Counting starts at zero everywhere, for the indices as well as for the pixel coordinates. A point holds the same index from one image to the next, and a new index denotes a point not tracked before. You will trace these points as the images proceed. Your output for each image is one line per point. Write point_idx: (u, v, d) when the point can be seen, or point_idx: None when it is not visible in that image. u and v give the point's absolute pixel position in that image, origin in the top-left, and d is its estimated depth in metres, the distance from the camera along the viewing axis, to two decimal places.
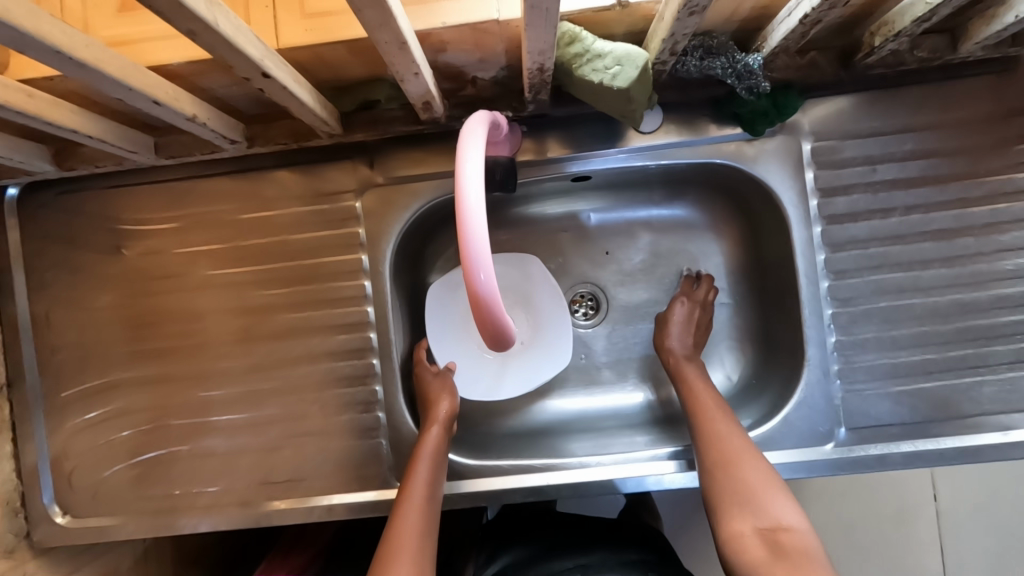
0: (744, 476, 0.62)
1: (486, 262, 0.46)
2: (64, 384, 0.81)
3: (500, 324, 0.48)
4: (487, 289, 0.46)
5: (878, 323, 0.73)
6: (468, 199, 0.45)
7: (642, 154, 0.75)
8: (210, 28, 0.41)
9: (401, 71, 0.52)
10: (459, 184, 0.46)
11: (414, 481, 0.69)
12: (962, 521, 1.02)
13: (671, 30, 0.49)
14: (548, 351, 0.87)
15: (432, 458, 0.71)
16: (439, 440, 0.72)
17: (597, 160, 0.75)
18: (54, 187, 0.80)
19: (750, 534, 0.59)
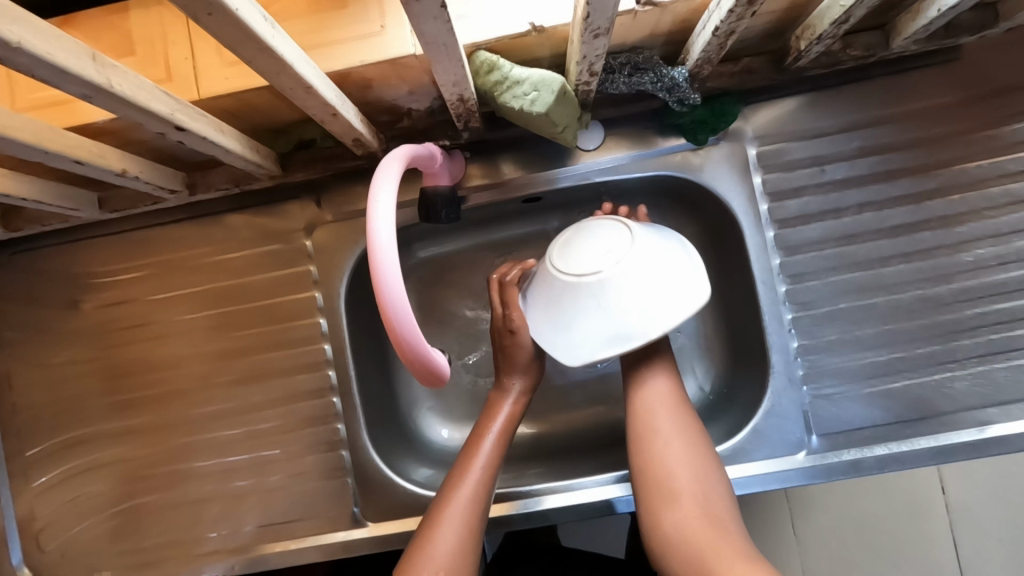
0: (681, 467, 0.60)
1: (402, 300, 0.46)
2: (28, 444, 0.81)
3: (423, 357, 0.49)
4: (405, 327, 0.46)
5: (840, 324, 0.71)
6: (382, 240, 0.46)
7: (590, 171, 0.74)
8: (105, 90, 0.40)
9: (318, 111, 0.51)
10: (371, 225, 0.46)
11: (480, 451, 0.65)
12: (975, 515, 0.96)
13: (582, 52, 0.49)
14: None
15: (503, 432, 0.67)
16: (514, 411, 0.69)
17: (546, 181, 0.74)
18: (10, 247, 0.80)
19: (684, 521, 0.57)
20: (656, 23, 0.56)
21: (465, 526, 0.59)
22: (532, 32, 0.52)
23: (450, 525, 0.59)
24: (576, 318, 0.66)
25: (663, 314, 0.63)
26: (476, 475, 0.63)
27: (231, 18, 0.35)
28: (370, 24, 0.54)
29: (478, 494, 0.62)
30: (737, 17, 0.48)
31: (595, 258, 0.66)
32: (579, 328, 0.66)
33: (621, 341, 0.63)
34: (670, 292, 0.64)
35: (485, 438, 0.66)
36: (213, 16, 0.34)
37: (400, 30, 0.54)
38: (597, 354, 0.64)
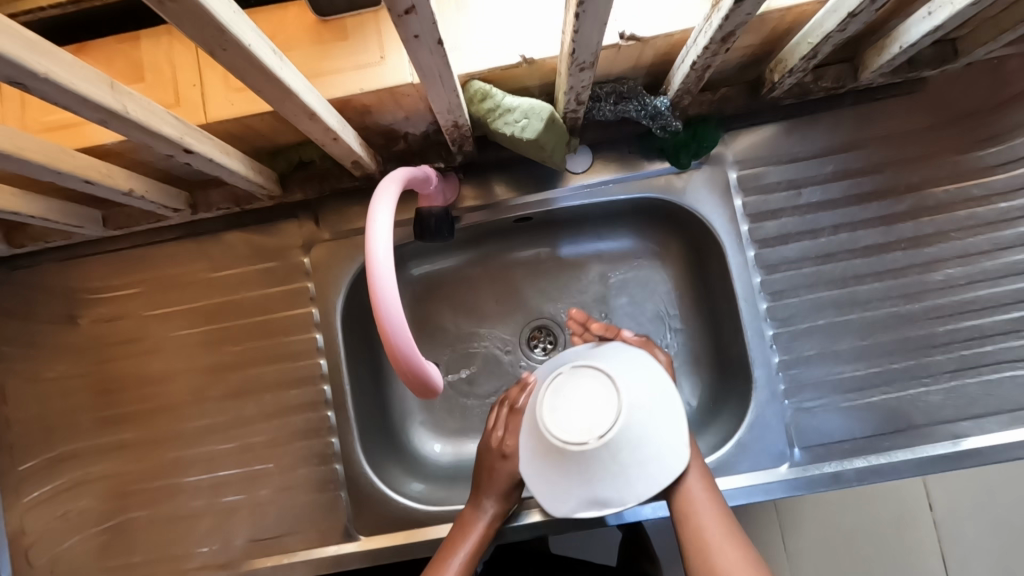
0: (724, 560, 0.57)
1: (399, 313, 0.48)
2: (22, 457, 0.81)
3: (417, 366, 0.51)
4: (401, 337, 0.48)
5: (819, 340, 0.74)
6: (378, 255, 0.48)
7: (579, 193, 0.77)
8: (120, 116, 0.43)
9: (319, 136, 0.54)
10: (369, 243, 0.49)
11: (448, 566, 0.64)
12: (957, 528, 0.98)
13: (569, 83, 0.52)
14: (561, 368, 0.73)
15: (474, 546, 0.66)
16: (489, 528, 0.67)
17: (536, 203, 0.77)
18: (10, 263, 0.82)
19: None
20: (638, 56, 0.60)
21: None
22: (522, 63, 0.56)
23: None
24: (561, 475, 0.63)
25: (647, 484, 0.61)
26: None
27: (244, 53, 0.37)
28: (370, 55, 0.58)
29: (464, 567, 0.64)
30: (712, 53, 0.52)
31: (581, 424, 0.60)
32: (564, 484, 0.64)
33: (600, 505, 0.63)
34: (656, 464, 0.62)
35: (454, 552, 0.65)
36: (227, 51, 0.37)
37: (398, 60, 0.58)
38: (574, 509, 0.64)
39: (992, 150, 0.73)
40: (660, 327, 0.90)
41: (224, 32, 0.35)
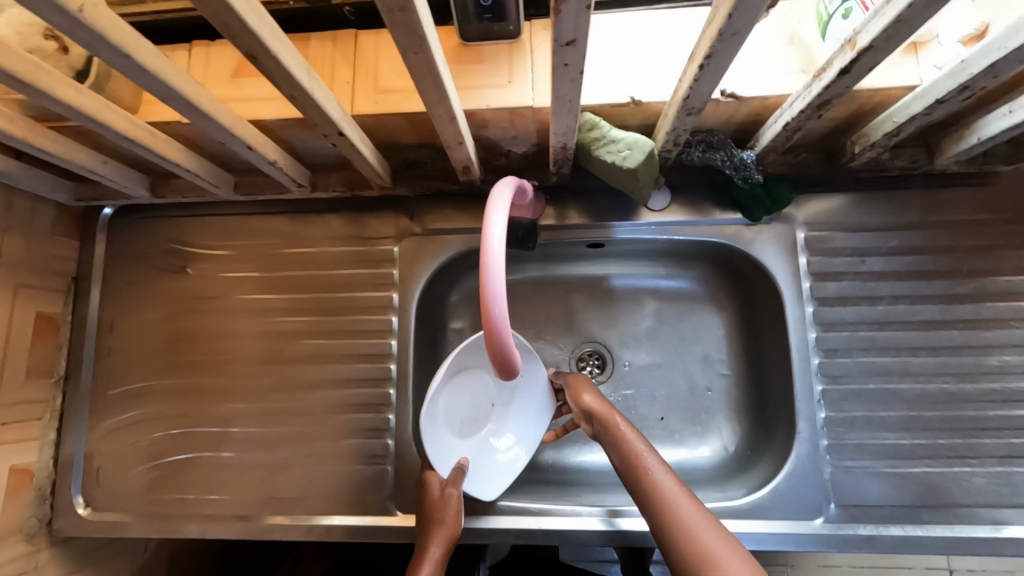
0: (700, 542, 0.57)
1: (503, 311, 0.53)
2: (112, 383, 0.89)
3: (507, 360, 0.55)
4: (502, 334, 0.53)
5: (868, 403, 0.76)
6: (495, 254, 0.52)
7: (651, 228, 0.84)
8: (307, 95, 0.52)
9: (448, 139, 0.63)
10: (485, 237, 0.53)
11: None
12: None
13: (673, 125, 0.59)
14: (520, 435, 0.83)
15: None
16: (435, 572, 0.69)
17: (610, 231, 0.84)
18: (139, 212, 0.92)
19: None
20: (733, 112, 0.67)
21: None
22: (630, 104, 0.64)
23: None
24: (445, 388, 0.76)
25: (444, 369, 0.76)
26: None
27: (428, 59, 0.46)
28: (499, 78, 0.67)
29: None
30: (806, 117, 0.58)
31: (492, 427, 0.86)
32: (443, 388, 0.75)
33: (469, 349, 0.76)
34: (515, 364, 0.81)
35: None
36: (417, 55, 0.45)
37: (523, 86, 0.66)
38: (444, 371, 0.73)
39: None
40: (706, 369, 0.93)
41: (423, 41, 0.43)
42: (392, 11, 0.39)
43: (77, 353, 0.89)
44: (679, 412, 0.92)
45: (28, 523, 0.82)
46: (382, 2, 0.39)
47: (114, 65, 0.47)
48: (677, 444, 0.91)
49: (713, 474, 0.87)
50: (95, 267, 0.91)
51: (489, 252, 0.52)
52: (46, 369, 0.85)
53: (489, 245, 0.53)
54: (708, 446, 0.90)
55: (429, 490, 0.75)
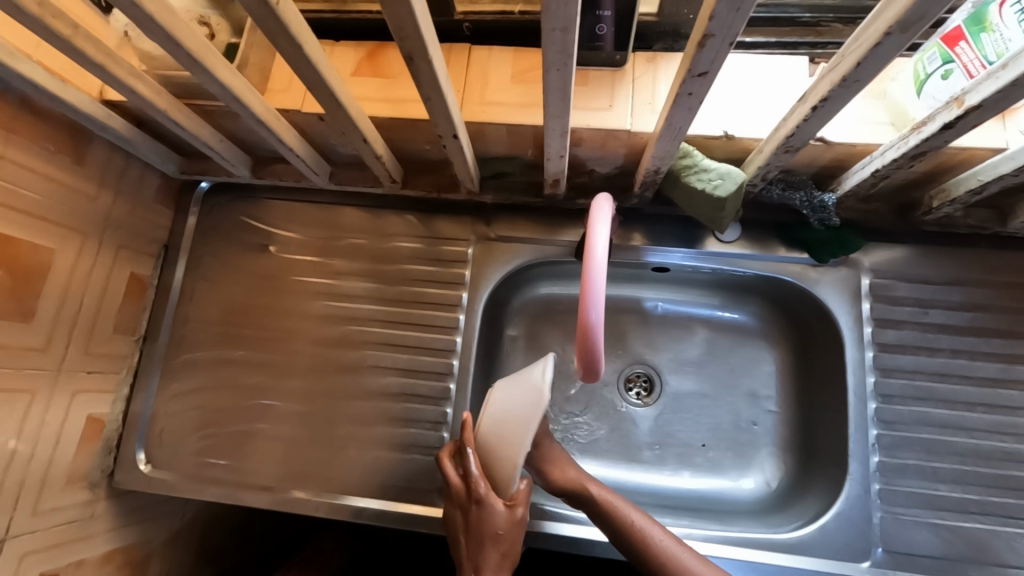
0: None
1: (598, 315, 0.56)
2: (186, 348, 0.94)
3: (593, 363, 0.58)
4: (595, 337, 0.56)
5: (922, 452, 0.77)
6: (599, 259, 0.56)
7: (704, 257, 0.87)
8: (440, 97, 0.57)
9: (551, 151, 0.67)
10: (590, 242, 0.57)
11: None
12: None
13: (767, 161, 0.64)
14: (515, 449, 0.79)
15: None
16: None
17: (656, 254, 0.88)
18: (231, 190, 0.98)
19: None
20: (819, 155, 0.70)
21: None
22: (722, 137, 0.70)
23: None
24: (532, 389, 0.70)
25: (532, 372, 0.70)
26: None
27: (566, 76, 0.50)
28: (600, 102, 0.72)
29: None
30: (896, 166, 0.62)
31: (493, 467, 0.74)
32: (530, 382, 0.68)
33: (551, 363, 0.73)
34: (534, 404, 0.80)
35: None
36: (558, 72, 0.50)
37: (621, 110, 0.71)
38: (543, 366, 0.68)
39: None
40: (754, 404, 0.94)
41: (569, 59, 0.48)
42: (554, 30, 0.44)
43: (158, 317, 0.94)
44: (724, 443, 0.93)
45: (92, 473, 0.85)
46: (548, 21, 0.43)
47: (283, 53, 0.52)
48: (718, 473, 0.92)
49: (755, 508, 0.88)
50: (185, 238, 0.96)
51: (593, 258, 0.56)
52: (129, 327, 0.90)
53: (593, 251, 0.57)
54: (751, 479, 0.91)
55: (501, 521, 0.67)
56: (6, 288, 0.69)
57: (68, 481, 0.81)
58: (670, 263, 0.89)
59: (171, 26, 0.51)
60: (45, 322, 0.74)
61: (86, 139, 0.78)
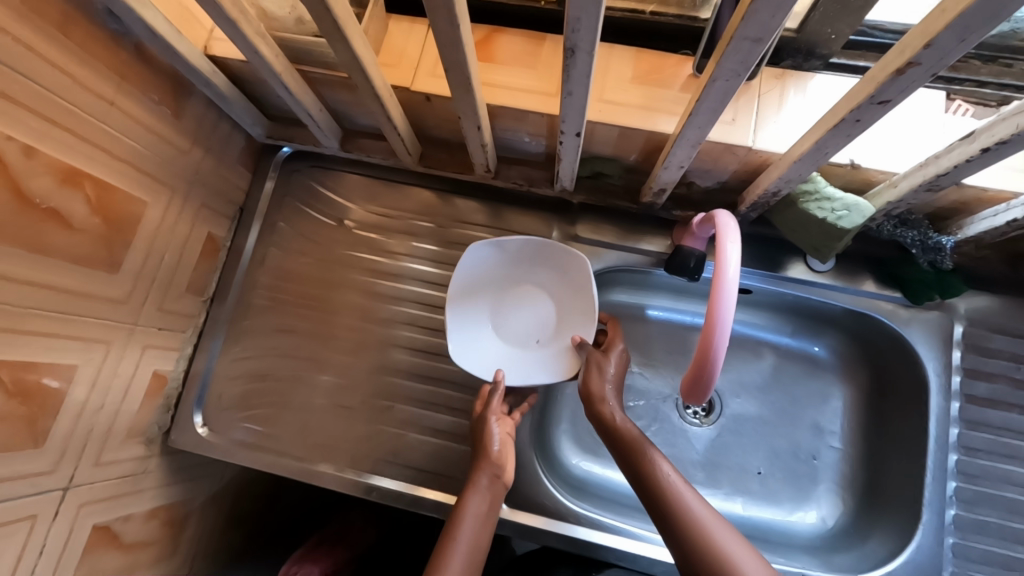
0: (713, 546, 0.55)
1: (721, 339, 0.56)
2: (253, 314, 0.92)
3: (704, 386, 0.58)
4: (714, 361, 0.56)
5: (1001, 511, 0.75)
6: (730, 282, 0.55)
7: (781, 281, 0.85)
8: (582, 94, 0.55)
9: (674, 160, 0.65)
10: (718, 259, 0.56)
11: (458, 524, 0.66)
12: None
13: (902, 196, 0.61)
14: (558, 362, 0.82)
15: (476, 519, 0.67)
16: (488, 487, 0.70)
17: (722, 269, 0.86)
18: (313, 160, 0.96)
19: None
20: (944, 197, 0.68)
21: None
22: (847, 165, 0.67)
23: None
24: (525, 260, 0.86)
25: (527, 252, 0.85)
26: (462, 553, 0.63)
27: (731, 87, 0.48)
28: (723, 114, 0.69)
29: (470, 546, 0.64)
30: None
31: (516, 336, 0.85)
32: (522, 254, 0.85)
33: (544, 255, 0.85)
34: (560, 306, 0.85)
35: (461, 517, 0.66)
36: (725, 82, 0.48)
37: (744, 125, 0.68)
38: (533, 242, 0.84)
39: None
40: (818, 438, 0.92)
41: (741, 71, 0.46)
42: (746, 40, 0.42)
43: (227, 279, 0.92)
44: (782, 475, 0.91)
45: (150, 429, 0.84)
46: (744, 31, 0.41)
47: (439, 31, 0.50)
48: (774, 504, 0.90)
49: (813, 543, 0.86)
50: (261, 203, 0.95)
51: (724, 280, 0.55)
52: (200, 287, 0.89)
53: (723, 272, 0.56)
54: (809, 514, 0.89)
55: (484, 427, 0.74)
56: (101, 238, 0.68)
57: (128, 435, 0.80)
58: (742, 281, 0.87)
59: None
60: (129, 274, 0.73)
61: (187, 93, 0.76)
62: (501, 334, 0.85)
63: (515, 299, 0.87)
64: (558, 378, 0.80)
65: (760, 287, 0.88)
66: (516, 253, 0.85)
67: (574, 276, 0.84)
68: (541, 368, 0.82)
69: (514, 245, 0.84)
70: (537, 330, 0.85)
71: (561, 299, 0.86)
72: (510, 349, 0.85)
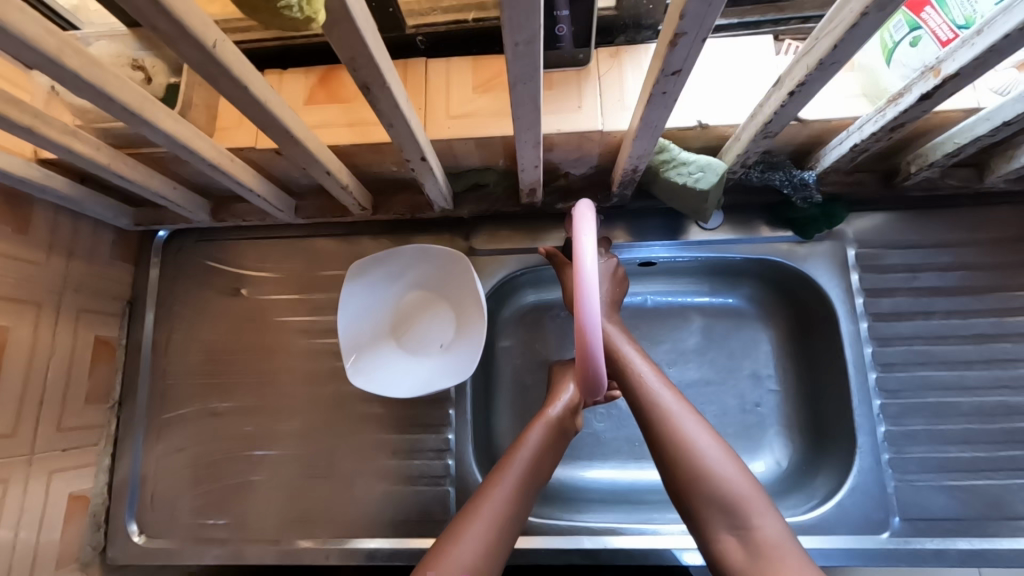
0: (711, 470, 0.63)
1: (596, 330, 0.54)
2: (167, 406, 0.89)
3: (596, 382, 0.58)
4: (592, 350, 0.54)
5: (927, 417, 0.77)
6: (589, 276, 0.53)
7: (685, 248, 0.86)
8: (405, 122, 0.53)
9: (526, 163, 0.64)
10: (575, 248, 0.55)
11: (523, 446, 0.71)
12: None
13: (747, 147, 0.62)
14: (461, 362, 0.81)
15: (540, 445, 0.71)
16: (558, 419, 0.74)
17: (630, 248, 0.87)
18: (194, 234, 0.93)
19: (730, 541, 0.60)
20: (795, 135, 0.69)
21: (507, 508, 0.65)
22: (697, 127, 0.67)
23: (495, 505, 0.65)
24: (414, 267, 0.84)
25: (413, 260, 0.83)
26: (520, 471, 0.68)
27: (533, 89, 0.48)
28: (570, 104, 0.69)
29: (531, 464, 0.69)
30: (876, 139, 0.60)
31: (422, 343, 0.85)
32: (408, 263, 0.83)
33: (432, 262, 0.83)
34: (460, 306, 0.85)
35: (524, 444, 0.71)
36: (525, 86, 0.47)
37: (592, 111, 0.68)
38: (412, 252, 0.82)
39: None
40: (756, 385, 0.93)
41: (534, 74, 0.45)
42: (518, 45, 0.41)
43: (132, 378, 0.89)
44: (731, 430, 0.92)
45: (83, 552, 0.80)
46: (511, 37, 0.40)
47: (230, 96, 0.48)
48: None
49: (771, 490, 0.87)
50: (150, 292, 0.91)
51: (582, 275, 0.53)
52: (102, 393, 0.85)
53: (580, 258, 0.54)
54: (762, 461, 0.90)
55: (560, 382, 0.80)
56: None
57: (58, 566, 0.76)
58: (650, 255, 0.88)
59: (99, 80, 0.46)
60: (9, 405, 0.69)
61: (27, 204, 0.72)
62: (405, 348, 0.85)
63: (412, 311, 0.86)
64: (459, 380, 0.79)
65: (668, 257, 0.88)
66: (401, 263, 0.83)
67: (464, 276, 0.83)
68: (444, 372, 0.81)
69: (398, 257, 0.82)
70: (440, 335, 0.85)
71: (456, 300, 0.86)
72: (414, 360, 0.84)
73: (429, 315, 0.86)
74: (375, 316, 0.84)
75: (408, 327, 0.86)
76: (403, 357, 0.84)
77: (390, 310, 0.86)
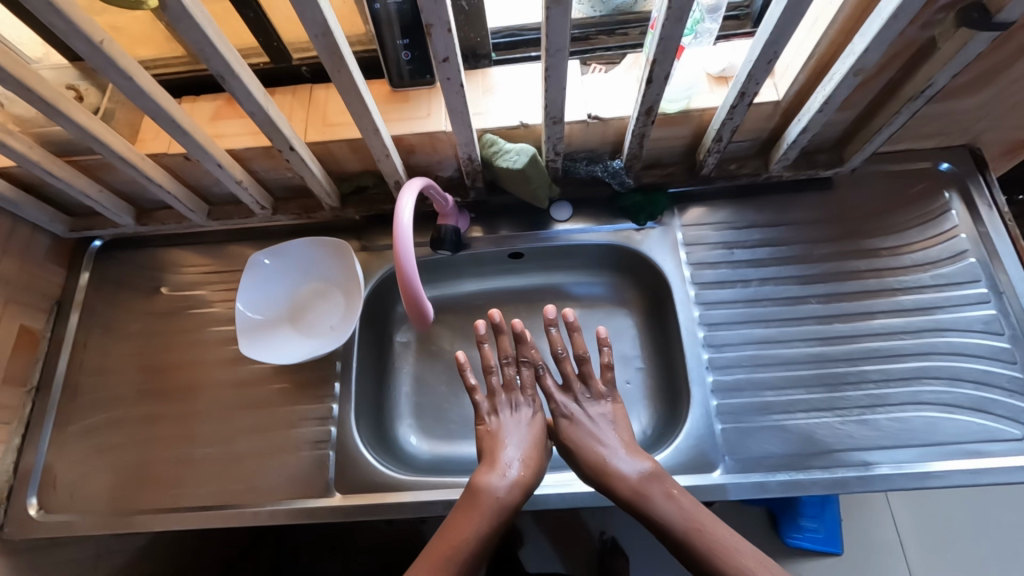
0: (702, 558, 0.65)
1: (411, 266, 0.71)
2: (80, 393, 0.97)
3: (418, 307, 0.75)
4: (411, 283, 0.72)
5: (748, 367, 0.88)
6: (405, 226, 0.71)
7: (561, 236, 1.00)
8: (264, 112, 0.70)
9: (377, 152, 0.80)
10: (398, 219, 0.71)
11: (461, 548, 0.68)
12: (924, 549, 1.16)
13: (548, 134, 0.79)
14: (343, 336, 0.92)
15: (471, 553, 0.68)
16: (482, 521, 0.70)
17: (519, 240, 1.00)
18: (124, 243, 1.06)
19: None
20: (600, 133, 0.87)
21: None
22: (520, 126, 0.85)
23: None
24: (307, 260, 0.98)
25: (304, 253, 0.97)
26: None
27: (349, 78, 0.65)
28: (420, 112, 0.86)
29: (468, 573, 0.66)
30: (643, 124, 0.78)
31: (313, 328, 0.96)
32: (301, 256, 0.98)
33: (320, 253, 0.98)
34: (347, 291, 0.97)
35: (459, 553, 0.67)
36: (341, 74, 0.64)
37: (436, 117, 0.86)
38: (302, 245, 0.96)
39: (880, 237, 0.95)
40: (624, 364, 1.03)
41: (343, 62, 0.62)
42: (319, 35, 0.58)
43: (51, 368, 0.98)
44: None
45: None
46: (310, 29, 0.58)
47: (121, 88, 0.64)
48: None
49: None
50: (79, 292, 1.03)
51: (399, 223, 0.71)
52: (19, 379, 0.94)
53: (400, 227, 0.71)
54: None
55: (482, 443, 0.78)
56: None
57: None
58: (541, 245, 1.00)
59: (21, 75, 0.62)
60: None
61: None
62: (299, 330, 0.96)
63: (308, 299, 0.98)
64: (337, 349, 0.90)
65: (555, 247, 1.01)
66: (295, 255, 0.97)
67: (348, 263, 0.96)
68: (327, 347, 0.92)
69: (290, 250, 0.97)
70: (331, 317, 0.96)
71: (344, 286, 0.98)
72: (306, 340, 0.95)
73: (323, 302, 0.98)
74: (274, 303, 0.97)
75: (303, 313, 0.97)
76: (296, 339, 0.95)
77: (288, 299, 0.98)
